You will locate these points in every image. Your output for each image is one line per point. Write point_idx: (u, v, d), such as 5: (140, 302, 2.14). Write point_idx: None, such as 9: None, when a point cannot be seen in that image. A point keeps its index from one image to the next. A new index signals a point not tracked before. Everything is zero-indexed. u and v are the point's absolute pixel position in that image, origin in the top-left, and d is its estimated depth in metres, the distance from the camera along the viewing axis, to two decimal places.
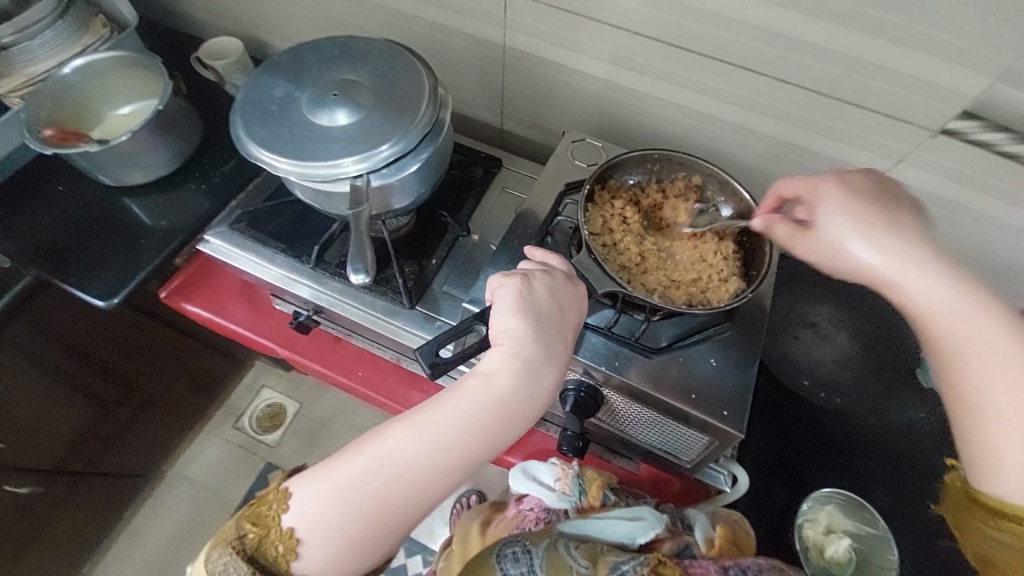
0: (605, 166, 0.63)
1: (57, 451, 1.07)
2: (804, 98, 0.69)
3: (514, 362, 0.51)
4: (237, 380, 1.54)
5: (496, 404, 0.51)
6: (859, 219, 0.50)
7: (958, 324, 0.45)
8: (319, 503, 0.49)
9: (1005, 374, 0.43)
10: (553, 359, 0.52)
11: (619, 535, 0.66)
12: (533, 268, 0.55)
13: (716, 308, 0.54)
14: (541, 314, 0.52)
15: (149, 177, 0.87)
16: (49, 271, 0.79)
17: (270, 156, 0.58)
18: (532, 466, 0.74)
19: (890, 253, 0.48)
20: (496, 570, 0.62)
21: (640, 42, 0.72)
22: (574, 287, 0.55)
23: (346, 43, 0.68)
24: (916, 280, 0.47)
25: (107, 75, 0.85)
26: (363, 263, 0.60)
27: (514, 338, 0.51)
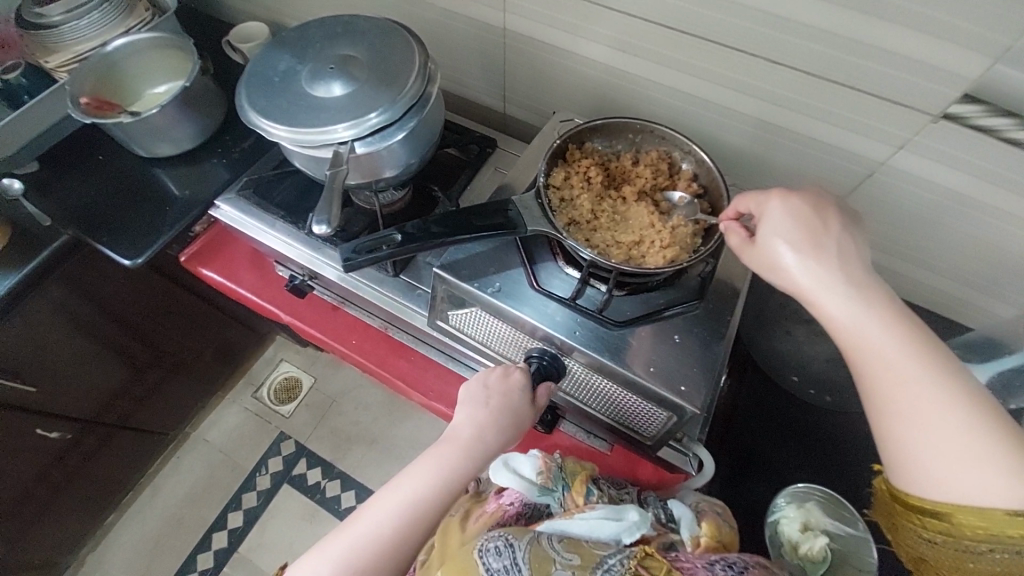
0: (581, 126, 0.63)
1: (89, 403, 1.17)
2: (800, 81, 0.67)
3: (472, 427, 0.53)
4: (257, 351, 1.63)
5: (456, 463, 0.52)
6: (776, 219, 0.51)
7: (877, 341, 0.44)
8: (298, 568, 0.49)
9: (920, 391, 0.41)
10: (509, 423, 0.55)
11: (607, 534, 0.63)
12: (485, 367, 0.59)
13: (657, 269, 0.53)
14: (496, 387, 0.55)
15: (176, 149, 0.94)
16: (84, 231, 0.87)
17: (267, 123, 0.62)
18: (512, 459, 0.73)
19: (810, 260, 0.47)
20: (478, 566, 0.61)
21: (634, 25, 0.73)
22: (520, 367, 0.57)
23: (348, 21, 0.72)
24: (833, 297, 0.46)
25: (146, 55, 0.94)
26: (328, 215, 0.61)
27: (466, 411, 0.54)
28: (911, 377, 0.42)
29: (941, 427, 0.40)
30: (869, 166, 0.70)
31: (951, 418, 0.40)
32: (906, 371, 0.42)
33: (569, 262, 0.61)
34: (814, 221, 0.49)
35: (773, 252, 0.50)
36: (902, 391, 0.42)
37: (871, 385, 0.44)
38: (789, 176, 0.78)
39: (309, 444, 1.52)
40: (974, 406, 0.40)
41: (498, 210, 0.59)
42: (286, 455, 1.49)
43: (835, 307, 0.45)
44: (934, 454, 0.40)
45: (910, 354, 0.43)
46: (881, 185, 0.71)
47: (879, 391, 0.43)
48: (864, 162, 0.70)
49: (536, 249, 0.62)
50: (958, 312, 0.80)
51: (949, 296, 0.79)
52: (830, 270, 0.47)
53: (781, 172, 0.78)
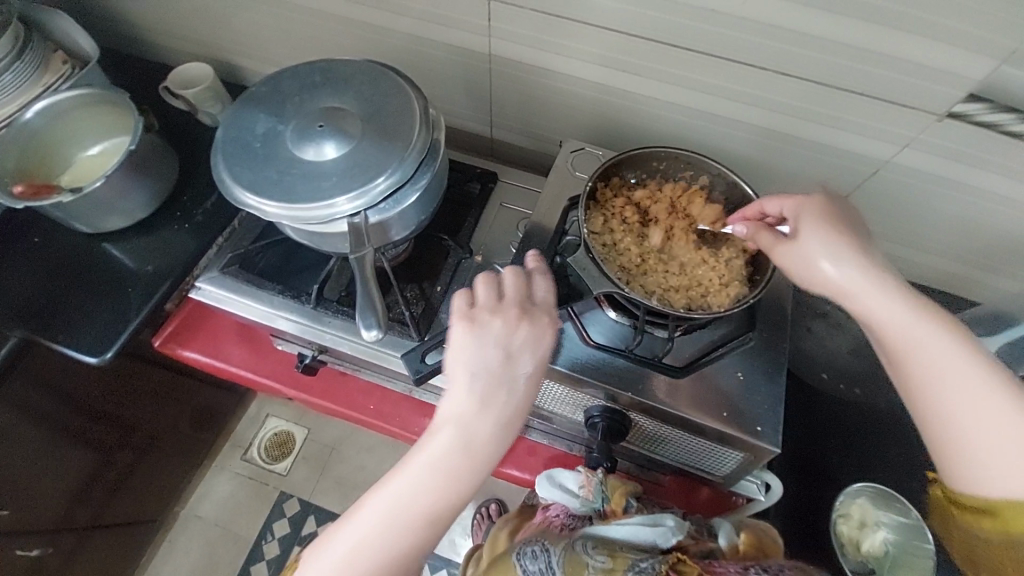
0: (608, 162, 0.59)
1: (61, 508, 1.03)
2: (806, 90, 0.67)
3: (473, 405, 0.48)
4: (239, 411, 1.50)
5: (457, 454, 0.48)
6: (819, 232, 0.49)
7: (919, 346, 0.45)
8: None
9: (963, 393, 0.44)
10: (514, 391, 0.50)
11: (645, 537, 0.61)
12: (483, 305, 0.51)
13: (717, 312, 0.51)
14: (499, 347, 0.50)
15: (127, 221, 0.82)
16: (35, 331, 0.75)
17: (258, 200, 0.55)
18: (556, 472, 0.69)
19: (858, 271, 0.47)
20: (516, 568, 0.59)
21: (630, 43, 0.70)
22: (529, 324, 0.51)
23: (326, 68, 0.64)
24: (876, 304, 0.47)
25: (72, 116, 0.81)
26: (375, 317, 0.57)
27: (464, 385, 0.49)
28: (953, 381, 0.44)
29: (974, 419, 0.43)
30: (875, 165, 0.72)
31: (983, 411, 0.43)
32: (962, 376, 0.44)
33: (615, 308, 0.58)
34: (848, 236, 0.49)
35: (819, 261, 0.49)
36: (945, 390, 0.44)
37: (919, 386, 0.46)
38: (794, 179, 0.79)
39: (314, 501, 1.43)
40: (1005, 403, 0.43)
41: (559, 278, 0.57)
42: (292, 516, 1.40)
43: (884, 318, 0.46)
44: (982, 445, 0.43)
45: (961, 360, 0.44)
46: (886, 180, 0.73)
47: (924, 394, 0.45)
48: (870, 162, 0.72)
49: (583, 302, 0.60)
50: (957, 287, 0.85)
51: (948, 275, 0.83)
52: (873, 277, 0.47)
53: (787, 175, 0.79)
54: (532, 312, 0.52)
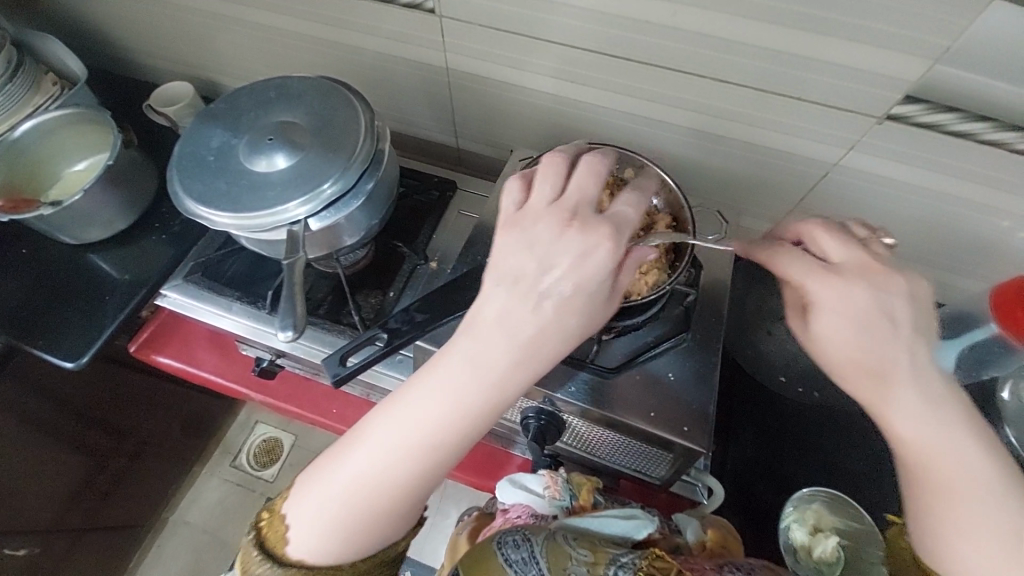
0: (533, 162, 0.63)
1: (52, 512, 1.06)
2: (748, 96, 0.68)
3: (495, 322, 0.47)
4: (230, 417, 1.53)
5: (469, 377, 0.47)
6: (840, 318, 0.48)
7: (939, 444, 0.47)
8: (309, 502, 0.50)
9: (967, 481, 0.46)
10: (541, 311, 0.47)
11: (618, 531, 0.61)
12: (535, 213, 0.49)
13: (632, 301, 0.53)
14: (540, 257, 0.47)
15: (108, 232, 0.86)
16: (15, 338, 0.79)
17: (208, 211, 0.57)
18: (519, 475, 0.69)
19: (873, 367, 0.47)
20: (496, 558, 0.55)
21: (577, 55, 0.72)
22: (582, 237, 0.47)
23: (280, 84, 0.68)
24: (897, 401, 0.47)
25: (59, 134, 0.85)
26: (293, 319, 0.56)
27: (495, 302, 0.48)
28: (976, 480, 0.46)
29: (998, 526, 0.45)
30: (824, 168, 0.72)
31: (1010, 513, 0.46)
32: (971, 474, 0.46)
33: None
34: (873, 320, 0.47)
35: (836, 347, 0.48)
36: (954, 482, 0.46)
37: (928, 478, 0.47)
38: (748, 183, 0.80)
39: None
40: (1008, 497, 0.46)
41: None
42: None
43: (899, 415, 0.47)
44: (989, 547, 0.45)
45: (980, 455, 0.47)
46: (837, 183, 0.74)
47: (934, 481, 0.47)
48: (819, 165, 0.72)
49: None
50: None
51: None
52: (892, 370, 0.47)
53: (740, 180, 0.80)
54: (586, 220, 0.48)
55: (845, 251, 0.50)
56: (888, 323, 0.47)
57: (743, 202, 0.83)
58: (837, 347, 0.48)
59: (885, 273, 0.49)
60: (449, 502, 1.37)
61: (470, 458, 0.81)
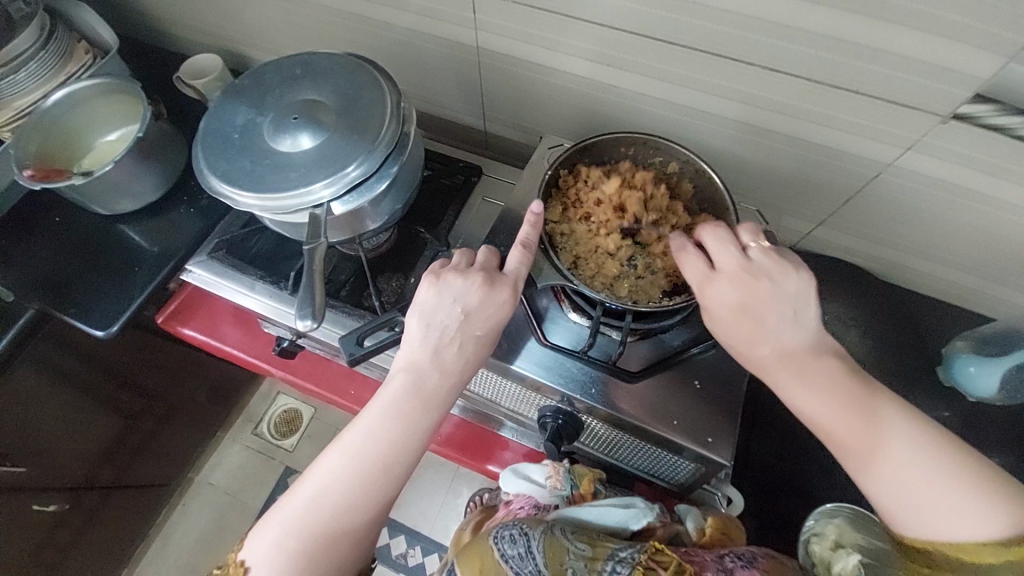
0: (570, 150, 0.59)
1: (83, 468, 1.11)
2: (799, 87, 0.63)
3: (428, 354, 0.52)
4: (252, 387, 1.58)
5: (410, 398, 0.52)
6: (732, 306, 0.49)
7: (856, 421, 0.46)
8: (260, 550, 0.49)
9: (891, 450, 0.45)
10: (466, 346, 0.53)
11: (616, 521, 0.60)
12: (445, 268, 0.55)
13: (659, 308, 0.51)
14: (456, 303, 0.52)
15: (139, 204, 0.87)
16: (48, 304, 0.81)
17: (232, 190, 0.57)
18: (523, 465, 0.68)
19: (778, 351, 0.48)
20: (493, 553, 0.55)
21: (615, 37, 0.68)
22: (491, 288, 0.53)
23: (306, 61, 0.66)
24: (797, 383, 0.48)
25: (91, 103, 0.86)
26: (312, 308, 0.55)
27: (418, 337, 0.52)
28: (898, 448, 0.45)
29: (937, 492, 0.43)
30: (876, 168, 0.67)
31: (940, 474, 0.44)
32: (893, 445, 0.45)
33: (575, 308, 0.59)
34: (760, 305, 0.49)
35: (730, 336, 0.49)
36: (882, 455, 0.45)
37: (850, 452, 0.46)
38: (790, 180, 0.75)
39: None
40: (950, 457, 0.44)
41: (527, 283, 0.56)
42: None
43: (802, 396, 0.48)
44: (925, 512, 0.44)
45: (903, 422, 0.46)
46: (888, 184, 0.69)
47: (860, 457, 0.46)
48: (871, 165, 0.67)
49: (542, 300, 0.60)
50: (968, 301, 0.79)
51: (959, 287, 0.78)
52: (783, 352, 0.48)
53: (782, 176, 0.75)
54: (484, 271, 0.54)
55: (729, 252, 0.51)
56: (770, 308, 0.48)
57: (783, 200, 0.78)
58: (730, 335, 0.50)
59: (771, 265, 0.50)
60: (461, 481, 1.39)
61: (479, 446, 0.80)
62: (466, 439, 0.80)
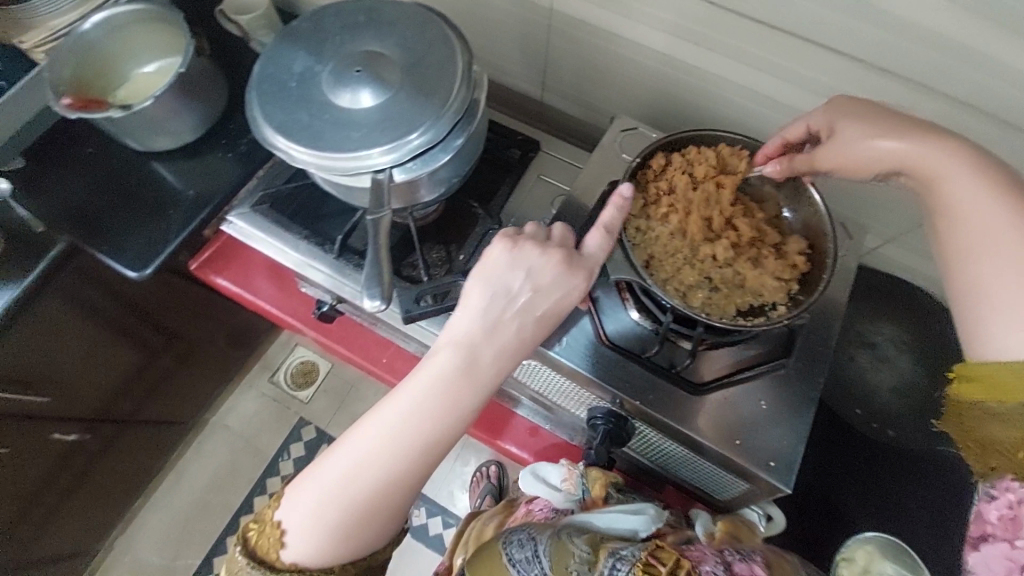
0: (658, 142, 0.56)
1: (102, 399, 1.13)
2: (906, 91, 0.57)
3: (481, 330, 0.49)
4: (269, 335, 1.58)
5: (457, 376, 0.49)
6: (859, 124, 0.49)
7: (986, 235, 0.41)
8: (297, 508, 0.50)
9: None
10: (522, 326, 0.50)
11: (626, 527, 0.59)
12: (518, 236, 0.52)
13: (740, 323, 0.47)
14: (527, 278, 0.50)
15: (175, 143, 0.83)
16: (82, 239, 0.79)
17: (288, 144, 0.53)
18: (541, 466, 0.71)
19: (913, 149, 0.46)
20: (501, 557, 0.54)
21: (708, 13, 0.62)
22: (565, 269, 0.50)
23: (372, 8, 0.61)
24: (959, 188, 0.43)
25: (128, 30, 0.81)
26: (380, 288, 0.53)
27: (478, 309, 0.50)
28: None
29: None
30: None
31: None
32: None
33: (639, 309, 0.55)
34: (909, 119, 0.48)
35: (867, 157, 0.48)
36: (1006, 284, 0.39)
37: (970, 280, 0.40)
38: None
39: (329, 430, 1.51)
40: None
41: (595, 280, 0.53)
42: (307, 441, 1.49)
43: (959, 182, 0.43)
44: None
45: None
46: None
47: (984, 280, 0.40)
48: None
49: (607, 298, 0.57)
50: None
51: None
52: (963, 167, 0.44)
53: None
54: (550, 246, 0.51)
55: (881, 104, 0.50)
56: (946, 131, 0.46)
57: None
58: (870, 157, 0.48)
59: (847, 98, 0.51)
60: (470, 451, 1.40)
61: (501, 424, 0.79)
62: (495, 419, 0.79)
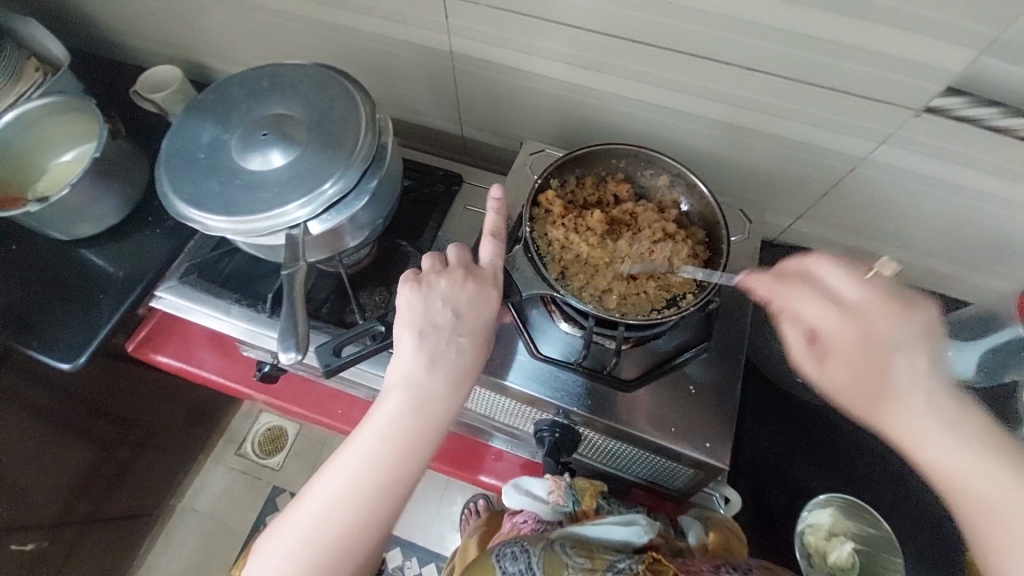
0: (560, 159, 0.59)
1: (56, 505, 1.06)
2: (775, 85, 0.63)
3: (422, 361, 0.51)
4: (233, 406, 1.53)
5: (409, 411, 0.50)
6: (806, 330, 0.50)
7: (984, 504, 0.42)
8: (264, 572, 0.48)
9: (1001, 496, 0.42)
10: (461, 350, 0.52)
11: (618, 538, 0.59)
12: (431, 269, 0.54)
13: (650, 319, 0.51)
14: (449, 304, 0.52)
15: (99, 227, 0.83)
16: (7, 339, 0.76)
17: (201, 214, 0.54)
18: (524, 479, 0.67)
19: (854, 373, 0.47)
20: (495, 571, 0.56)
21: (591, 38, 0.66)
22: (473, 286, 0.53)
23: (273, 73, 0.63)
24: (914, 418, 0.45)
25: (43, 124, 0.81)
26: (295, 340, 0.53)
27: (413, 343, 0.51)
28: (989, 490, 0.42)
29: None
30: (852, 162, 0.68)
31: None
32: (986, 484, 0.42)
33: (566, 318, 0.57)
34: (860, 335, 0.48)
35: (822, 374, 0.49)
36: (976, 492, 0.43)
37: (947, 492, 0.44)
38: (768, 176, 0.75)
39: None
40: None
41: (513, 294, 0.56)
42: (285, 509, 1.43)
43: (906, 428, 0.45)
44: None
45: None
46: (865, 178, 0.70)
47: (960, 500, 0.44)
48: (847, 159, 0.68)
49: (532, 313, 0.59)
50: (944, 287, 0.81)
51: (935, 274, 0.80)
52: (902, 381, 0.46)
53: (760, 172, 0.76)
54: (467, 272, 0.53)
55: (853, 284, 0.50)
56: (894, 341, 0.47)
57: (763, 197, 0.79)
58: (824, 374, 0.49)
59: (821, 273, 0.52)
60: (454, 489, 1.37)
61: (473, 458, 0.78)
62: (461, 451, 0.79)
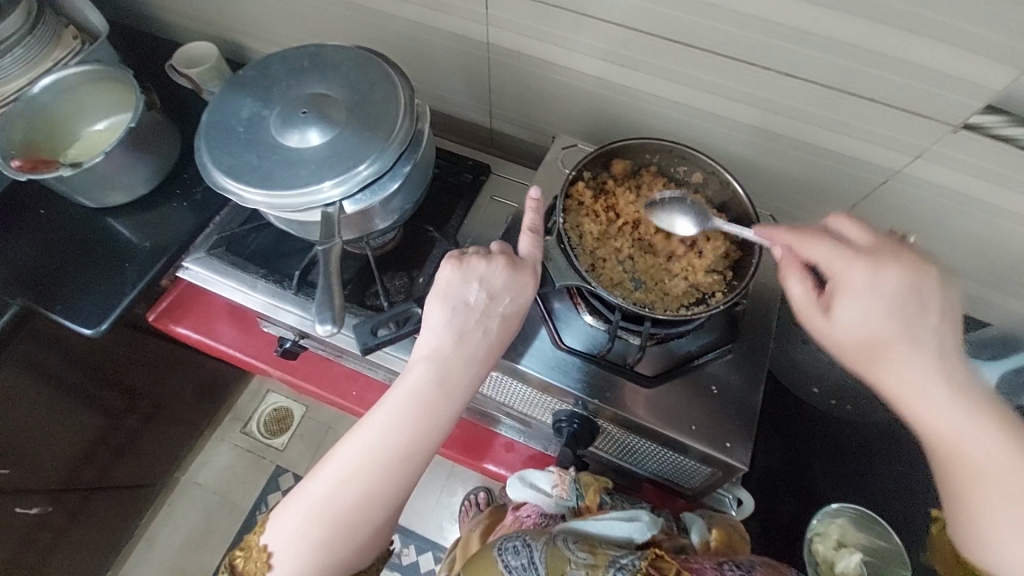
0: (595, 152, 0.60)
1: (66, 469, 1.07)
2: (813, 93, 0.63)
3: (449, 342, 0.51)
4: (241, 385, 1.54)
5: (431, 389, 0.51)
6: (863, 303, 0.47)
7: (972, 481, 0.46)
8: (283, 535, 0.50)
9: (1002, 478, 0.44)
10: (488, 333, 0.53)
11: (622, 533, 0.59)
12: (468, 250, 0.54)
13: (678, 316, 0.51)
14: (483, 287, 0.52)
15: (128, 197, 0.84)
16: (33, 301, 0.77)
17: (238, 186, 0.55)
18: (528, 472, 0.66)
19: (887, 344, 0.46)
20: (497, 564, 0.56)
21: (630, 37, 0.67)
22: (510, 270, 0.53)
23: (314, 52, 0.64)
24: (926, 395, 0.46)
25: (80, 91, 0.82)
26: (330, 311, 0.54)
27: (441, 323, 0.52)
28: (990, 472, 0.45)
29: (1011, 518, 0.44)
30: (883, 175, 0.68)
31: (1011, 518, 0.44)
32: (991, 465, 0.45)
33: (591, 312, 0.58)
34: (900, 304, 0.47)
35: (850, 335, 0.48)
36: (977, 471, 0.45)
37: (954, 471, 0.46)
38: (797, 184, 0.75)
39: None
40: None
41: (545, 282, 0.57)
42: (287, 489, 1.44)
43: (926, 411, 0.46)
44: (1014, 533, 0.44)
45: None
46: (894, 192, 0.70)
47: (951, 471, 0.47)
48: (878, 171, 0.68)
49: (558, 304, 0.60)
50: (966, 307, 0.81)
51: (959, 293, 0.80)
52: (920, 362, 0.46)
53: (789, 180, 0.76)
54: (503, 255, 0.53)
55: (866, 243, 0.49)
56: (929, 316, 0.47)
57: (790, 205, 0.79)
58: (851, 335, 0.48)
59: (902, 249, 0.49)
60: (456, 481, 1.38)
61: (482, 446, 0.79)
62: (472, 438, 0.79)
